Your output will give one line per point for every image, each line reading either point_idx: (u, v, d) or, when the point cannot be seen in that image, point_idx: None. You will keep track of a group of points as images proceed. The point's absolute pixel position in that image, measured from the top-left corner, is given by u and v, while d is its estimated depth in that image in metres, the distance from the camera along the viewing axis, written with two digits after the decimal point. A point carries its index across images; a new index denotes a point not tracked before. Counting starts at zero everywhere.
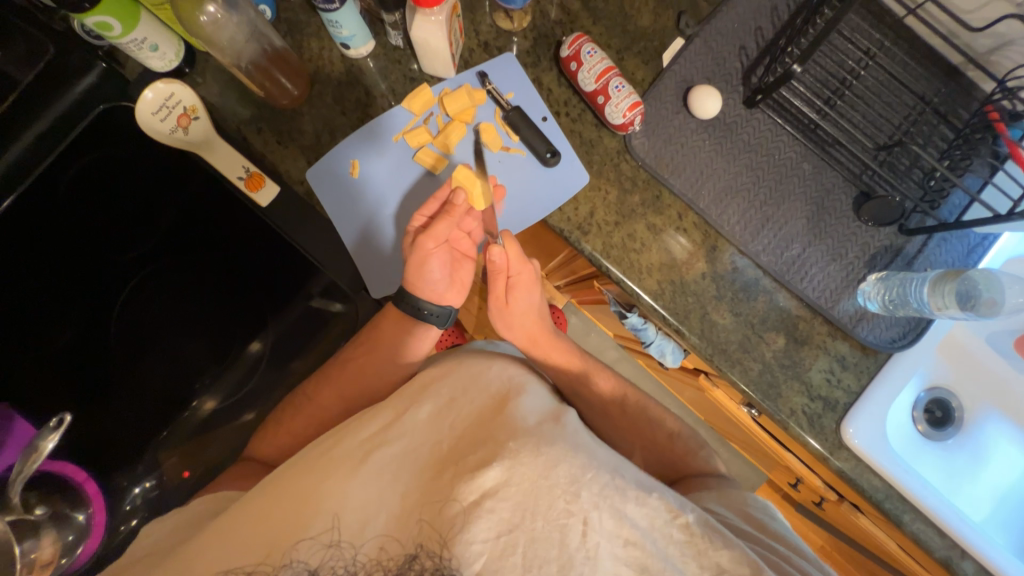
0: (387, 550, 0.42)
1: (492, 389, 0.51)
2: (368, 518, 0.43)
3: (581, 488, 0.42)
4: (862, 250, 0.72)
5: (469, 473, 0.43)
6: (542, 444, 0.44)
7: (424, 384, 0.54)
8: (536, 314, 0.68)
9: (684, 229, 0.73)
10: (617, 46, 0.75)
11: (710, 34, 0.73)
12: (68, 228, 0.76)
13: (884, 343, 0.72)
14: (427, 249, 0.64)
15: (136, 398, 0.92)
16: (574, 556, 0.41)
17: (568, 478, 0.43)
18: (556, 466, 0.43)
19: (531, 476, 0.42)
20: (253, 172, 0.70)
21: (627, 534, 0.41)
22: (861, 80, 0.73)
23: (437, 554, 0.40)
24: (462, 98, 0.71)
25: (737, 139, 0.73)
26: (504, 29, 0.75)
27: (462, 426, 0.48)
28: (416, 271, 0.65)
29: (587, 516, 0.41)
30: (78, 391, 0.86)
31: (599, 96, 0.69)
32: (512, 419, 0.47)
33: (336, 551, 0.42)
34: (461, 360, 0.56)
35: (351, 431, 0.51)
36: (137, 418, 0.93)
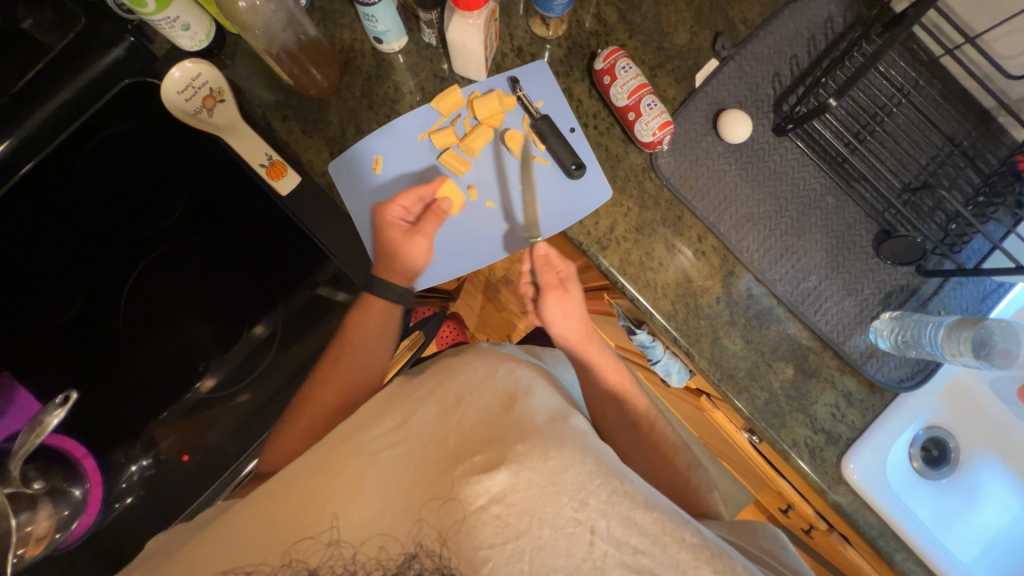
0: (386, 550, 0.42)
1: (499, 389, 0.51)
2: (369, 515, 0.43)
3: (588, 496, 0.42)
4: (878, 287, 0.73)
5: (476, 474, 0.43)
6: (551, 447, 0.44)
7: (427, 380, 0.53)
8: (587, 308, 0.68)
9: (703, 253, 0.73)
10: (651, 62, 0.74)
11: (745, 57, 0.73)
12: (87, 202, 0.76)
13: (892, 382, 0.72)
14: (413, 241, 0.67)
15: (136, 378, 0.89)
16: (582, 561, 0.41)
17: (575, 485, 0.43)
18: (565, 473, 0.43)
19: (539, 482, 0.43)
20: (276, 160, 0.69)
21: (635, 542, 0.42)
22: (892, 117, 0.73)
23: (437, 554, 0.42)
24: (491, 103, 0.70)
25: (764, 165, 0.73)
26: (539, 36, 0.74)
27: (469, 426, 0.48)
28: (406, 266, 0.68)
29: (594, 525, 0.42)
30: (82, 368, 0.83)
31: (630, 112, 0.68)
32: (521, 420, 0.47)
33: (335, 551, 0.42)
34: (473, 355, 0.56)
35: (356, 426, 0.50)
36: (137, 399, 0.89)
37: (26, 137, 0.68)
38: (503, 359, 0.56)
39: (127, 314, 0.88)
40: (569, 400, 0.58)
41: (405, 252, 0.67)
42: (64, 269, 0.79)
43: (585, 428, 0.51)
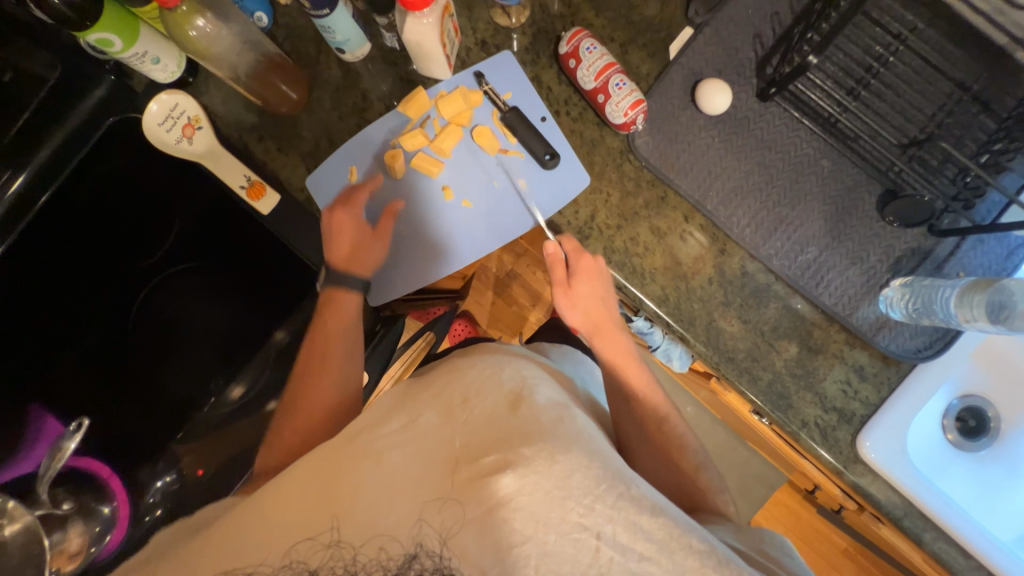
0: (387, 551, 0.42)
1: (505, 388, 0.49)
2: (373, 516, 0.43)
3: (596, 501, 0.42)
4: (885, 253, 0.68)
5: (482, 478, 0.43)
6: (557, 452, 0.44)
7: (433, 379, 0.52)
8: (600, 298, 0.65)
9: (691, 234, 0.70)
10: (621, 39, 0.71)
11: (721, 21, 0.68)
12: (91, 239, 0.79)
13: (908, 353, 0.68)
14: (377, 241, 0.69)
15: (155, 395, 0.93)
16: (588, 567, 0.41)
17: (582, 489, 0.42)
18: (571, 477, 0.43)
19: (545, 486, 0.42)
20: (254, 181, 0.70)
21: (642, 548, 0.41)
22: (890, 67, 0.67)
23: (437, 554, 0.41)
24: (457, 101, 0.69)
25: (750, 134, 0.69)
26: (502, 26, 0.72)
27: (474, 424, 0.47)
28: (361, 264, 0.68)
29: (600, 531, 0.41)
30: (101, 393, 0.88)
31: (599, 94, 0.66)
32: (524, 420, 0.46)
33: (335, 552, 0.42)
34: (483, 355, 0.55)
35: (363, 429, 0.49)
36: (155, 418, 0.95)
37: (37, 171, 0.69)
38: (511, 360, 0.54)
39: (140, 339, 0.92)
40: (575, 399, 0.57)
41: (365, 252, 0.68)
42: (73, 304, 0.81)
43: (585, 423, 0.50)
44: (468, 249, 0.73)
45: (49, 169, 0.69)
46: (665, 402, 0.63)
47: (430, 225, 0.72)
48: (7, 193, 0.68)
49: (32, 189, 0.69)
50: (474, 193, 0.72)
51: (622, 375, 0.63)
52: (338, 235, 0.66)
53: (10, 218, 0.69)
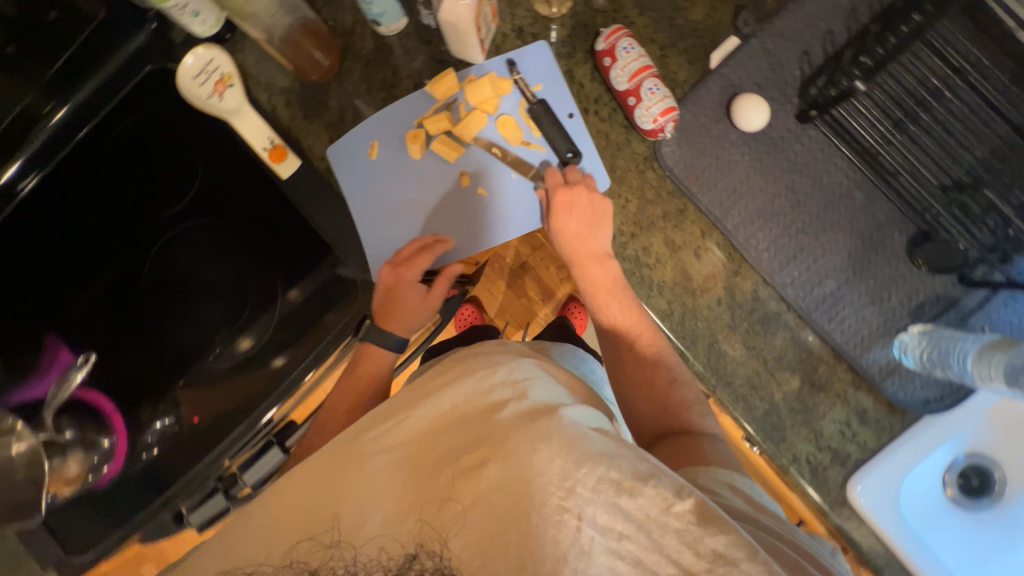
0: (387, 550, 0.37)
1: (494, 396, 0.43)
2: (373, 514, 0.39)
3: (575, 484, 0.35)
4: (907, 296, 0.65)
5: (464, 474, 0.39)
6: (538, 441, 0.38)
7: (423, 379, 0.48)
8: (586, 236, 0.64)
9: (706, 252, 0.68)
10: (662, 41, 0.68)
11: (771, 34, 0.65)
12: (116, 181, 0.81)
13: (916, 404, 0.65)
14: (422, 302, 0.67)
15: (156, 352, 0.87)
16: (568, 548, 0.35)
17: (559, 474, 0.36)
18: (549, 464, 0.36)
19: (523, 474, 0.37)
20: (277, 144, 0.70)
21: (621, 528, 0.35)
22: (945, 102, 0.63)
23: (437, 554, 0.36)
24: (484, 87, 0.67)
25: (782, 157, 0.66)
26: (542, 15, 0.70)
27: (456, 426, 0.42)
28: (405, 318, 0.66)
29: (581, 512, 0.35)
30: (108, 340, 0.85)
31: (630, 97, 0.64)
32: (503, 421, 0.41)
33: (335, 553, 0.38)
34: (476, 356, 0.49)
35: (361, 428, 0.45)
36: (157, 372, 0.87)
37: (81, 104, 0.73)
38: (506, 359, 0.48)
39: (149, 288, 0.88)
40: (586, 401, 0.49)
41: (412, 308, 0.66)
42: (95, 244, 0.83)
43: (572, 420, 0.41)
44: (481, 229, 0.71)
45: (95, 104, 0.74)
46: (643, 320, 0.62)
47: (443, 206, 0.72)
48: (49, 126, 0.74)
49: (74, 122, 0.74)
50: (490, 181, 0.70)
51: (609, 309, 0.62)
52: (389, 292, 0.67)
53: (53, 147, 0.75)
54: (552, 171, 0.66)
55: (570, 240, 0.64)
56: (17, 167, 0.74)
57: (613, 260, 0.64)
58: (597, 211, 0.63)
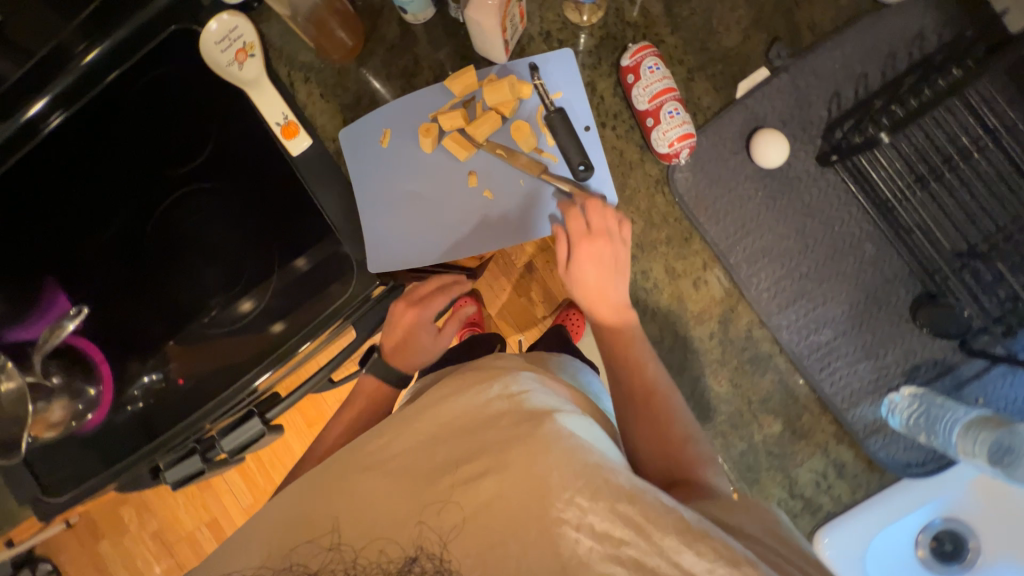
0: (386, 553, 0.37)
1: (491, 411, 0.42)
2: (370, 518, 0.39)
3: (571, 495, 0.36)
4: (904, 356, 0.64)
5: (462, 485, 0.38)
6: (538, 453, 0.38)
7: (422, 398, 0.47)
8: (601, 287, 0.59)
9: (705, 283, 0.67)
10: (690, 64, 0.66)
11: (802, 70, 0.64)
12: (136, 134, 0.78)
13: (898, 466, 0.64)
14: (432, 343, 0.69)
15: (156, 306, 0.88)
16: (566, 561, 0.34)
17: (559, 486, 0.36)
18: (549, 477, 0.37)
19: (523, 487, 0.37)
20: (290, 120, 0.68)
21: (619, 534, 0.35)
22: (972, 163, 0.63)
23: (437, 556, 0.36)
24: (502, 90, 0.65)
25: (797, 199, 0.65)
26: (572, 22, 0.68)
27: (452, 439, 0.42)
28: (414, 353, 0.68)
29: (581, 522, 0.35)
30: (111, 286, 0.87)
31: (649, 117, 0.63)
32: (496, 437, 0.40)
33: (336, 555, 0.38)
34: (476, 368, 0.49)
35: (359, 442, 0.45)
36: (151, 324, 0.87)
37: (115, 47, 0.68)
38: (500, 372, 0.46)
39: (156, 240, 0.90)
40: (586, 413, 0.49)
41: (423, 345, 0.68)
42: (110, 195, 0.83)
43: (571, 429, 0.40)
44: (486, 233, 0.71)
45: (126, 49, 0.69)
46: (659, 378, 0.57)
47: (449, 204, 0.71)
48: (81, 68, 0.68)
49: (103, 66, 0.69)
50: (497, 185, 0.70)
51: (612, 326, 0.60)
52: (400, 328, 0.68)
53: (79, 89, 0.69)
54: (574, 212, 0.60)
55: (586, 285, 0.59)
56: (42, 102, 0.69)
57: (631, 310, 0.61)
58: (616, 261, 0.59)
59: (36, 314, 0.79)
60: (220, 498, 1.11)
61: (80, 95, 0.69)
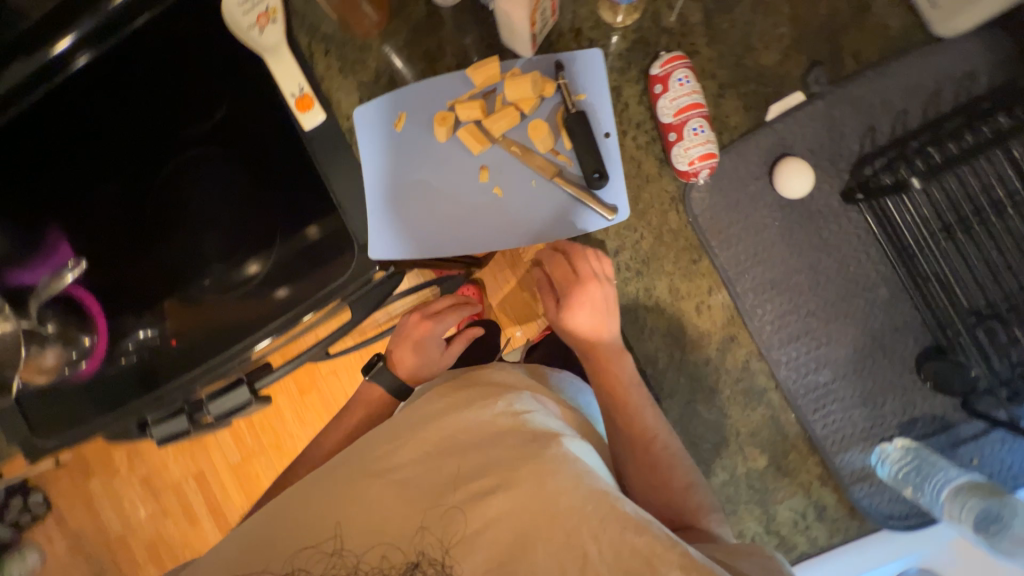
0: (388, 559, 0.38)
1: (500, 425, 0.44)
2: (375, 524, 0.39)
3: (581, 519, 0.37)
4: (902, 407, 0.63)
5: (473, 498, 0.39)
6: (546, 475, 0.39)
7: (420, 403, 0.48)
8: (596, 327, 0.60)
9: (707, 308, 0.65)
10: (722, 78, 0.63)
11: (839, 99, 0.62)
12: (148, 90, 0.68)
13: (879, 516, 0.63)
14: (439, 358, 0.68)
15: (155, 269, 0.82)
16: None
17: (568, 511, 0.37)
18: (559, 498, 0.38)
19: (530, 504, 0.38)
20: (306, 93, 0.64)
21: (627, 566, 0.35)
22: (1009, 218, 0.59)
23: (438, 562, 0.37)
24: (524, 84, 0.63)
25: (814, 233, 0.63)
26: (606, 22, 0.65)
27: (465, 448, 0.42)
28: (420, 366, 0.67)
29: (588, 548, 0.36)
30: (99, 248, 0.77)
31: (672, 132, 0.61)
32: (504, 452, 0.41)
33: (337, 562, 0.38)
34: (475, 382, 0.50)
35: (362, 448, 0.45)
36: (150, 287, 0.81)
37: None
38: (505, 390, 0.48)
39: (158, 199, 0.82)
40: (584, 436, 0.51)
41: (430, 359, 0.67)
42: (110, 153, 0.73)
43: (577, 454, 0.42)
44: (494, 232, 0.69)
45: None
46: (658, 424, 0.56)
47: (457, 198, 0.69)
48: (106, 8, 0.55)
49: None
50: (508, 183, 0.68)
51: (611, 364, 0.59)
52: (408, 339, 0.66)
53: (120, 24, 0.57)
54: (558, 260, 0.61)
55: (580, 327, 0.60)
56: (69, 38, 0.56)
57: (626, 354, 0.60)
58: (607, 302, 0.59)
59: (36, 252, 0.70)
60: (207, 452, 0.95)
61: (112, 33, 0.57)
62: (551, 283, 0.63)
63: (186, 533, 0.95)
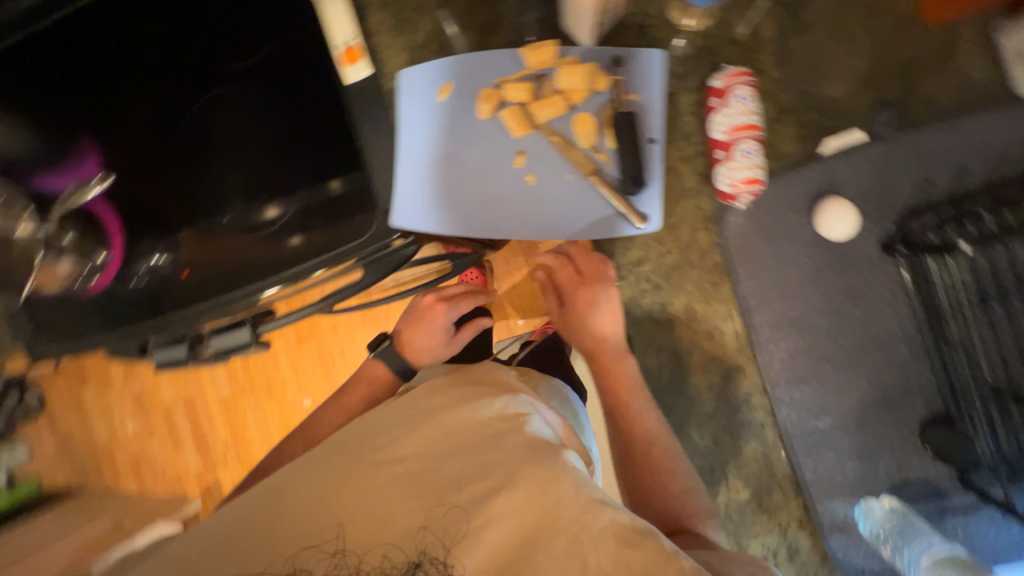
0: (389, 559, 0.38)
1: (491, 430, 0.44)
2: (380, 519, 0.39)
3: (580, 529, 0.37)
4: (896, 467, 0.62)
5: (476, 499, 0.39)
6: (549, 482, 0.39)
7: (421, 394, 0.50)
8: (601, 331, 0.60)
9: (720, 334, 0.65)
10: (782, 103, 0.61)
11: (901, 146, 0.60)
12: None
13: (851, 568, 0.63)
14: (447, 343, 0.69)
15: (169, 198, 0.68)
16: None
17: (568, 519, 0.37)
18: (560, 507, 0.38)
19: (530, 504, 0.38)
20: (355, 46, 0.66)
21: None
22: None
23: (441, 561, 0.37)
24: (577, 76, 0.62)
25: (844, 279, 0.61)
26: (673, 23, 0.63)
27: (463, 451, 0.42)
28: (426, 346, 0.68)
29: (585, 559, 0.36)
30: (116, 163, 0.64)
31: (720, 149, 0.58)
32: (510, 451, 0.42)
33: (340, 562, 0.38)
34: (476, 379, 0.51)
35: (365, 439, 0.45)
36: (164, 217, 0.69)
37: None
38: (502, 392, 0.49)
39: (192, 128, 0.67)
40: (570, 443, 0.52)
41: (436, 341, 0.68)
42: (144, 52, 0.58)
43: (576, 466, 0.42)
44: (520, 220, 0.67)
45: None
46: (660, 428, 0.56)
47: (487, 179, 0.67)
48: None
49: None
50: (543, 172, 0.66)
51: (616, 371, 0.59)
52: (420, 319, 0.69)
53: None
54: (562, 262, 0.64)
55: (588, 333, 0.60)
56: None
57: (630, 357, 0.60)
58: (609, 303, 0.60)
59: (58, 158, 0.60)
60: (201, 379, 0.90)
61: None
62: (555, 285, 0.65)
63: (169, 455, 0.92)
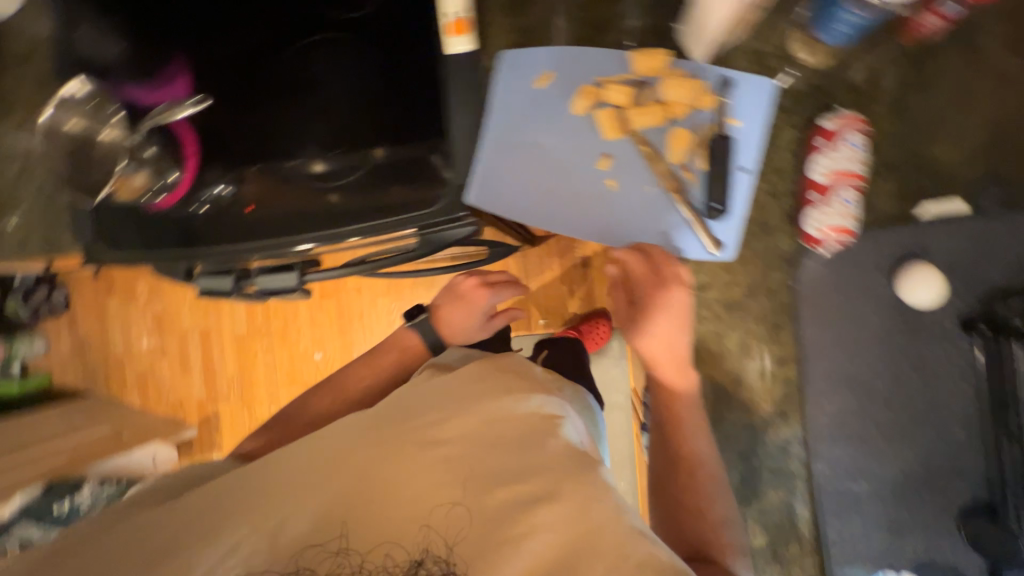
0: (392, 557, 0.37)
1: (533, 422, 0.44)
2: (388, 519, 0.38)
3: (622, 559, 0.36)
4: (925, 547, 0.61)
5: (518, 505, 0.38)
6: (592, 502, 0.38)
7: (466, 374, 0.49)
8: (671, 337, 0.57)
9: (769, 375, 0.65)
10: (888, 158, 0.59)
11: (1001, 224, 0.58)
12: None
13: None
14: (481, 325, 0.69)
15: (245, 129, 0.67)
16: None
17: (609, 545, 0.36)
18: (602, 531, 0.37)
19: (573, 518, 0.37)
20: (461, 20, 0.64)
21: None
22: None
23: (443, 559, 0.37)
24: (684, 90, 0.61)
25: (914, 347, 0.60)
26: (790, 55, 0.60)
27: (498, 449, 0.41)
28: (461, 324, 0.68)
29: None
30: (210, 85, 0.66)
31: (815, 191, 0.59)
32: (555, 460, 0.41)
33: (342, 561, 0.37)
34: (509, 370, 0.51)
35: (412, 415, 0.44)
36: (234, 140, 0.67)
37: None
38: (535, 388, 0.49)
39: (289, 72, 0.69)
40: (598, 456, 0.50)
41: (472, 321, 0.69)
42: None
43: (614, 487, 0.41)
44: (593, 223, 0.67)
45: None
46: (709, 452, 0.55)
47: (569, 176, 0.67)
48: None
49: None
50: (626, 180, 0.65)
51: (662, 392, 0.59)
52: (462, 298, 0.69)
53: None
54: (638, 260, 0.60)
55: (654, 349, 0.57)
56: None
57: (693, 371, 0.57)
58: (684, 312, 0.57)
59: (156, 77, 0.63)
60: (220, 314, 0.99)
61: None
62: (626, 283, 0.61)
63: (178, 376, 1.02)
